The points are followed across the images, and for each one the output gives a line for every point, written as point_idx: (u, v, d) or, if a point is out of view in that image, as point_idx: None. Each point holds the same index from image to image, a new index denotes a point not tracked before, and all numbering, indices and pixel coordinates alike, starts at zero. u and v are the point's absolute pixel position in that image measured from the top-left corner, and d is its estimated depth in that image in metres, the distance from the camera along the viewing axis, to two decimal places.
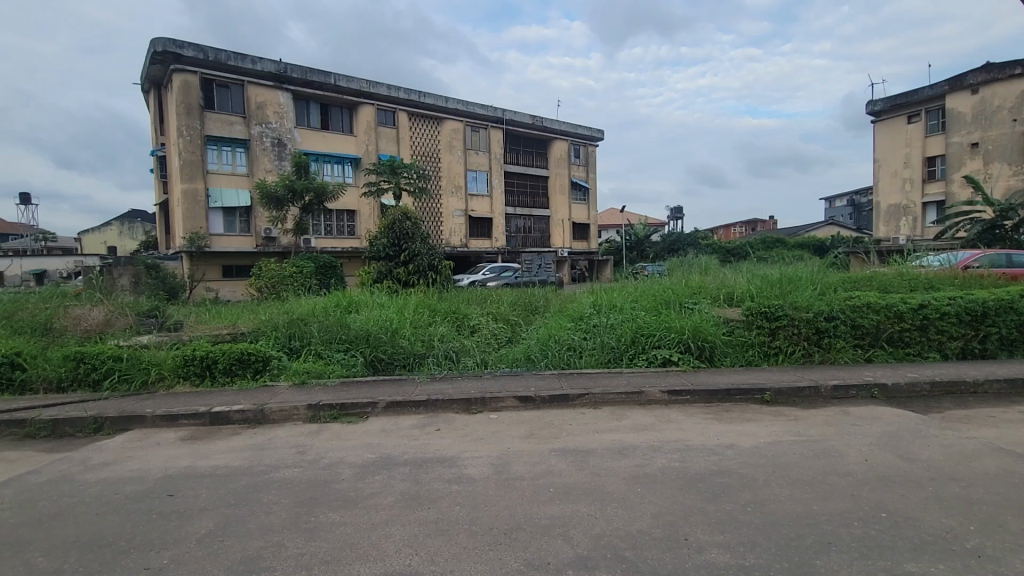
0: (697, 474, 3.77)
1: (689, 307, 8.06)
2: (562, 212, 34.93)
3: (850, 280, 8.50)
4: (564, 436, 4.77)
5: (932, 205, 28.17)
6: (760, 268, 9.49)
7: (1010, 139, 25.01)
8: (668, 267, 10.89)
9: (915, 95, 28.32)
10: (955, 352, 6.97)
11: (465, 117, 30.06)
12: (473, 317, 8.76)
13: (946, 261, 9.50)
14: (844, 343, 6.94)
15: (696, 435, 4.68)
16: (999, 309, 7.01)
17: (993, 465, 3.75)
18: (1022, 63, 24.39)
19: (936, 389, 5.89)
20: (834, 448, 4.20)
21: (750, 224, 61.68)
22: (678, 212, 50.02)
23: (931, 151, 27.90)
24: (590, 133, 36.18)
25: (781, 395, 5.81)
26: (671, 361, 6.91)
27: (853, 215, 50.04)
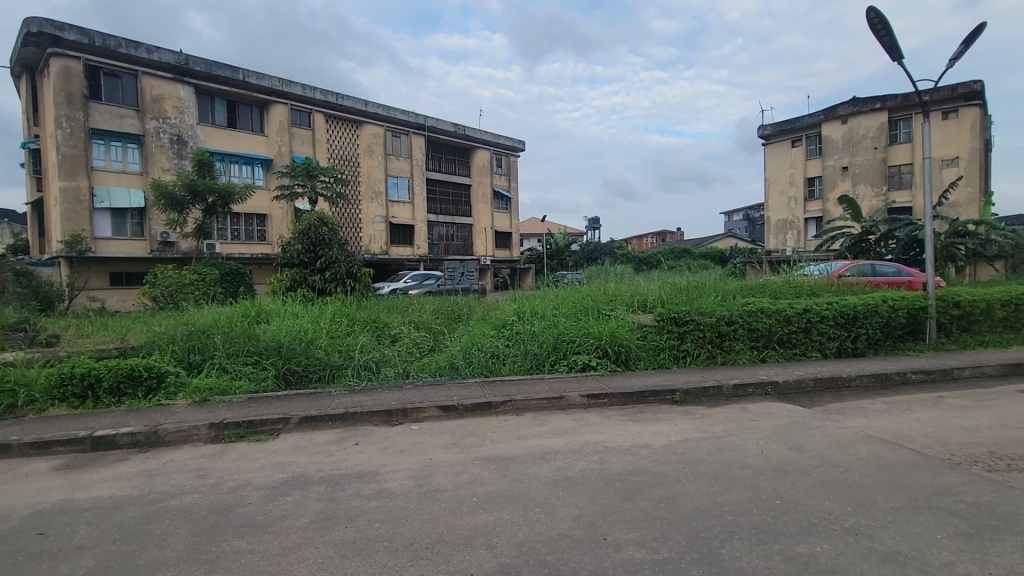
0: (614, 474, 3.93)
1: (607, 313, 8.42)
2: (484, 221, 35.15)
3: (747, 288, 9.31)
4: (487, 444, 4.78)
5: (812, 221, 31.59)
6: (669, 276, 10.16)
7: (872, 164, 28.49)
8: (587, 275, 11.32)
9: (797, 123, 31.72)
10: (834, 351, 7.84)
11: (386, 121, 29.44)
12: (394, 326, 8.56)
13: (824, 270, 10.71)
14: (742, 344, 7.58)
15: (613, 436, 4.89)
16: (868, 312, 7.99)
17: (865, 451, 4.27)
18: (880, 99, 28.08)
19: (818, 384, 6.59)
20: (735, 443, 4.56)
21: (660, 236, 65.74)
22: (595, 223, 52.22)
23: (811, 173, 31.35)
24: (513, 143, 36.79)
25: (689, 395, 6.22)
26: (590, 365, 7.18)
27: (748, 228, 54.95)
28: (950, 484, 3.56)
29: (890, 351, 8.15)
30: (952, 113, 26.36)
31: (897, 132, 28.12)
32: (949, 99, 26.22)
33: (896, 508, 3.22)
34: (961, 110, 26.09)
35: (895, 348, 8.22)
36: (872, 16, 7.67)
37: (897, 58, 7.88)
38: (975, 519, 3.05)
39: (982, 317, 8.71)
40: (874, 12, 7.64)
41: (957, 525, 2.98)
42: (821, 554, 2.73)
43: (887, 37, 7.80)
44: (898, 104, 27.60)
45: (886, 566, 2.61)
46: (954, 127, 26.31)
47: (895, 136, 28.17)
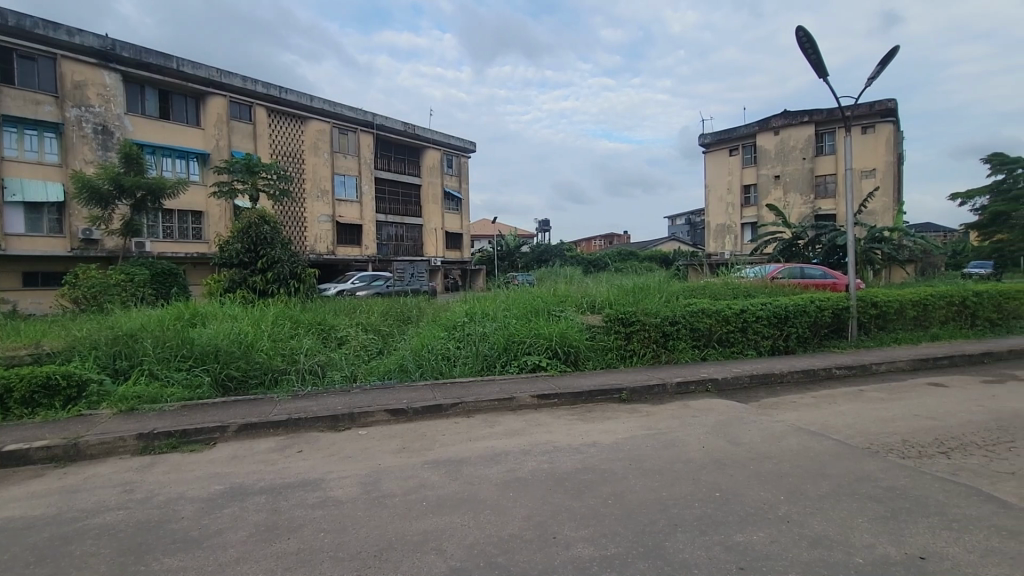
0: (564, 473, 3.99)
1: (557, 314, 8.55)
2: (434, 221, 34.79)
3: (689, 289, 9.71)
4: (437, 447, 4.74)
5: (748, 226, 33.34)
6: (616, 278, 10.45)
7: (801, 174, 30.42)
8: (537, 276, 11.47)
9: (734, 133, 33.40)
10: (767, 349, 8.30)
11: (332, 118, 28.57)
12: (341, 328, 8.31)
13: (759, 273, 11.34)
14: (684, 343, 7.89)
15: (562, 435, 4.97)
16: (798, 313, 8.53)
17: (796, 442, 4.56)
18: (808, 113, 30.04)
19: (754, 380, 6.97)
20: (678, 439, 4.74)
21: (608, 239, 67.43)
22: (545, 225, 52.87)
23: (747, 180, 33.07)
24: (464, 144, 36.63)
25: (636, 394, 6.41)
26: (541, 366, 7.26)
27: (689, 232, 57.36)
28: (870, 471, 3.85)
29: (818, 349, 8.73)
30: (870, 129, 28.59)
31: (823, 144, 30.16)
32: (867, 115, 28.42)
33: (823, 495, 3.46)
34: (877, 125, 28.34)
35: (821, 346, 8.80)
36: (800, 35, 8.20)
37: (823, 75, 8.46)
38: (890, 502, 3.33)
39: (896, 316, 9.48)
40: (803, 31, 8.17)
41: (874, 509, 3.24)
42: (757, 542, 2.89)
43: (814, 55, 8.36)
44: (824, 119, 29.64)
45: (814, 550, 2.80)
46: (872, 141, 28.54)
47: (821, 148, 30.21)
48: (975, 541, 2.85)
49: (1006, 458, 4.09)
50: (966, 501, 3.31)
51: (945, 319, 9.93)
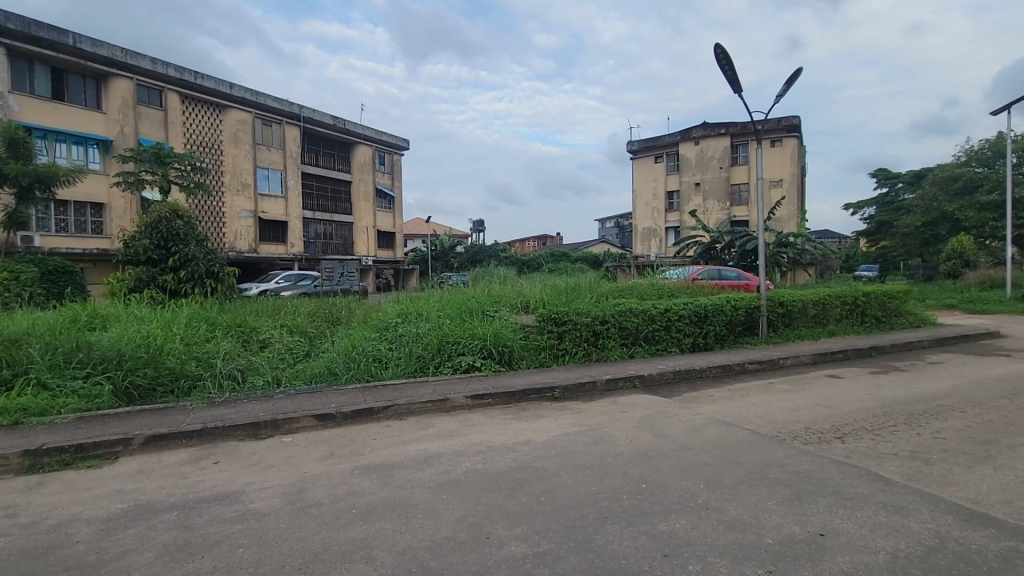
0: (498, 472, 4.01)
1: (491, 314, 8.57)
2: (366, 220, 33.75)
3: (618, 290, 10.09)
4: (368, 452, 4.60)
5: (672, 230, 35.16)
6: (549, 278, 10.67)
7: (718, 182, 32.50)
8: (471, 276, 11.45)
9: (659, 141, 35.07)
10: (689, 346, 8.80)
11: (255, 108, 26.96)
12: (264, 330, 7.87)
13: (681, 275, 11.99)
14: (614, 342, 8.18)
15: (496, 435, 4.99)
16: (717, 312, 9.09)
17: (714, 433, 4.86)
18: (725, 126, 32.16)
19: (677, 376, 7.36)
20: (608, 434, 4.90)
21: (541, 241, 68.52)
22: (480, 225, 52.87)
23: (670, 187, 34.85)
24: (397, 141, 35.81)
25: (568, 392, 6.56)
26: (475, 366, 7.25)
27: (618, 235, 59.53)
28: (778, 457, 4.18)
29: (733, 345, 9.35)
30: (778, 142, 31.05)
31: (738, 155, 32.40)
32: (776, 130, 30.84)
33: (737, 482, 3.71)
34: (784, 139, 30.83)
35: (736, 342, 9.44)
36: (718, 51, 8.75)
37: (739, 91, 9.07)
38: (794, 485, 3.63)
39: (800, 315, 10.35)
40: (720, 48, 8.73)
41: (783, 492, 3.51)
42: (680, 529, 3.05)
43: (731, 71, 8.94)
44: (738, 131, 31.82)
45: (730, 533, 3.00)
46: (779, 154, 31.00)
47: (736, 158, 32.42)
48: (865, 516, 3.17)
49: (890, 440, 4.59)
50: (858, 481, 3.68)
51: (840, 317, 10.98)
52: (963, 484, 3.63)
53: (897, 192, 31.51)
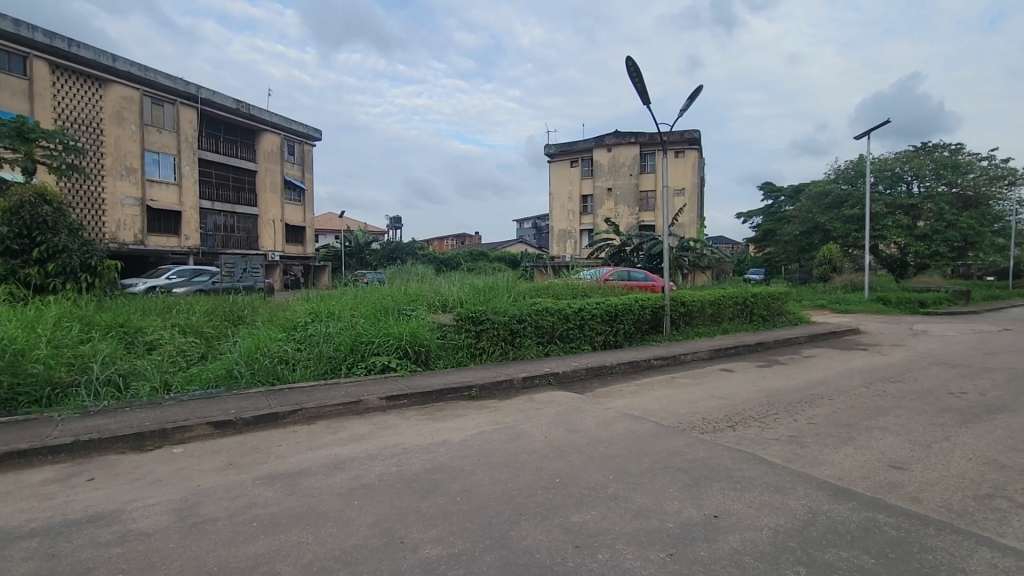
0: (412, 474, 3.93)
1: (407, 314, 8.39)
2: (272, 213, 31.64)
3: (535, 289, 10.29)
4: (272, 460, 4.32)
5: (586, 232, 36.49)
6: (468, 277, 10.63)
7: (629, 188, 34.22)
8: (387, 275, 11.11)
9: (575, 146, 36.22)
10: (600, 344, 9.19)
11: (143, 84, 24.31)
12: (152, 331, 7.13)
13: (594, 275, 12.46)
14: (530, 340, 8.32)
15: (411, 436, 4.89)
16: (626, 311, 9.58)
17: (623, 426, 5.11)
18: (635, 135, 33.95)
19: (589, 372, 7.65)
20: (523, 431, 4.99)
21: (459, 239, 68.25)
22: (397, 222, 51.61)
23: (585, 191, 36.16)
24: (309, 131, 33.92)
25: (484, 390, 6.59)
26: (389, 366, 7.05)
27: (536, 236, 60.68)
28: (679, 447, 4.48)
29: (640, 342, 9.90)
30: (681, 153, 33.33)
31: (646, 163, 34.32)
32: (679, 142, 33.10)
33: (643, 471, 3.94)
34: (687, 151, 33.15)
35: (643, 340, 9.99)
36: (629, 64, 9.20)
37: (647, 102, 9.61)
38: (692, 472, 3.92)
39: (698, 314, 11.17)
40: (631, 61, 9.18)
41: (683, 479, 3.77)
42: (591, 520, 3.18)
43: (640, 83, 9.44)
44: (647, 141, 33.74)
45: (636, 520, 3.17)
46: (682, 164, 33.27)
47: (644, 166, 34.32)
48: (752, 497, 3.49)
49: (773, 427, 5.10)
50: (746, 465, 4.04)
51: (733, 317, 12.01)
52: (830, 463, 4.12)
53: (780, 204, 35.06)
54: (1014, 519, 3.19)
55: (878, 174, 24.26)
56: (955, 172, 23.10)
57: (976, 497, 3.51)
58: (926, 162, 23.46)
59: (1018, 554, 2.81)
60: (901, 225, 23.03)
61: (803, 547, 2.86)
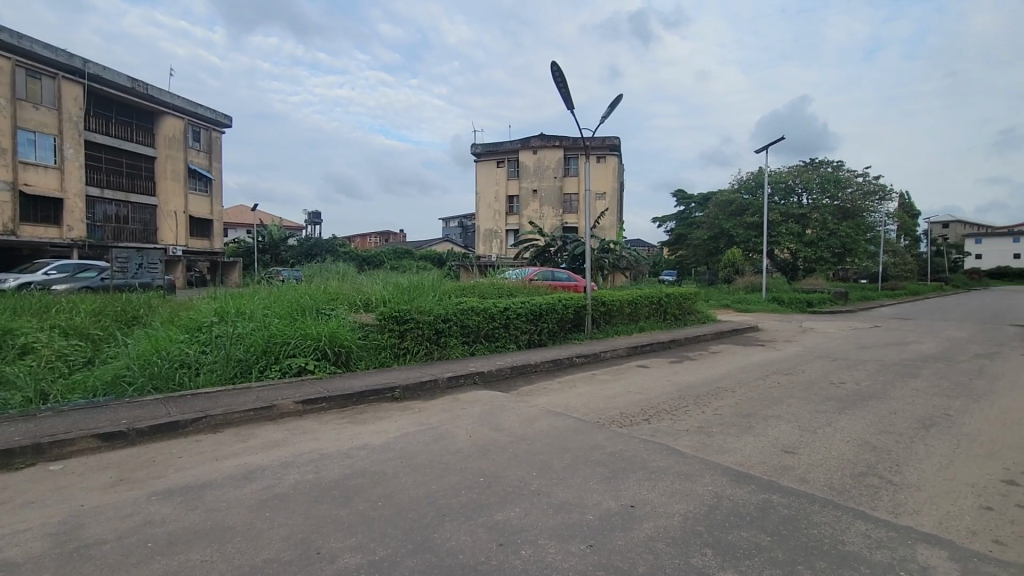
0: (330, 481, 3.76)
1: (326, 313, 8.04)
2: (174, 204, 28.99)
3: (461, 288, 10.25)
4: (171, 473, 3.95)
5: (511, 232, 36.88)
6: (391, 276, 10.39)
7: (553, 190, 35.03)
8: (305, 272, 10.58)
9: (501, 147, 36.45)
10: (525, 342, 9.33)
11: (15, 53, 21.41)
12: (24, 334, 6.29)
13: (519, 275, 12.64)
14: (455, 339, 8.26)
15: (329, 441, 4.69)
16: (550, 310, 9.79)
17: (546, 423, 5.21)
18: (559, 138, 34.83)
19: (514, 371, 7.74)
20: (448, 432, 4.94)
21: (383, 236, 66.54)
22: (316, 217, 49.32)
23: (511, 191, 36.50)
24: (218, 117, 31.48)
25: (408, 391, 6.45)
26: (306, 369, 6.71)
27: (462, 235, 60.47)
28: (598, 441, 4.64)
29: (564, 341, 10.16)
30: (602, 158, 34.64)
31: (569, 167, 35.30)
32: (600, 147, 34.41)
33: (565, 466, 4.04)
34: (607, 156, 34.51)
35: (566, 338, 10.27)
36: (554, 69, 9.41)
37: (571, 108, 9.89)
38: (611, 465, 4.08)
39: (618, 313, 11.67)
40: (556, 66, 9.40)
41: (602, 472, 3.92)
42: (515, 518, 3.21)
43: (564, 88, 9.68)
44: (570, 145, 34.76)
45: (558, 515, 3.24)
46: (603, 169, 34.59)
47: (568, 170, 35.28)
48: (665, 486, 3.69)
49: (683, 419, 5.44)
50: (660, 456, 4.28)
51: (648, 316, 12.65)
52: (733, 451, 4.45)
53: (691, 211, 37.49)
54: (883, 494, 3.63)
55: (774, 186, 26.63)
56: (837, 186, 25.92)
57: (853, 475, 3.95)
58: (813, 176, 26.10)
59: (886, 524, 3.19)
60: (793, 232, 25.46)
61: (709, 530, 3.07)
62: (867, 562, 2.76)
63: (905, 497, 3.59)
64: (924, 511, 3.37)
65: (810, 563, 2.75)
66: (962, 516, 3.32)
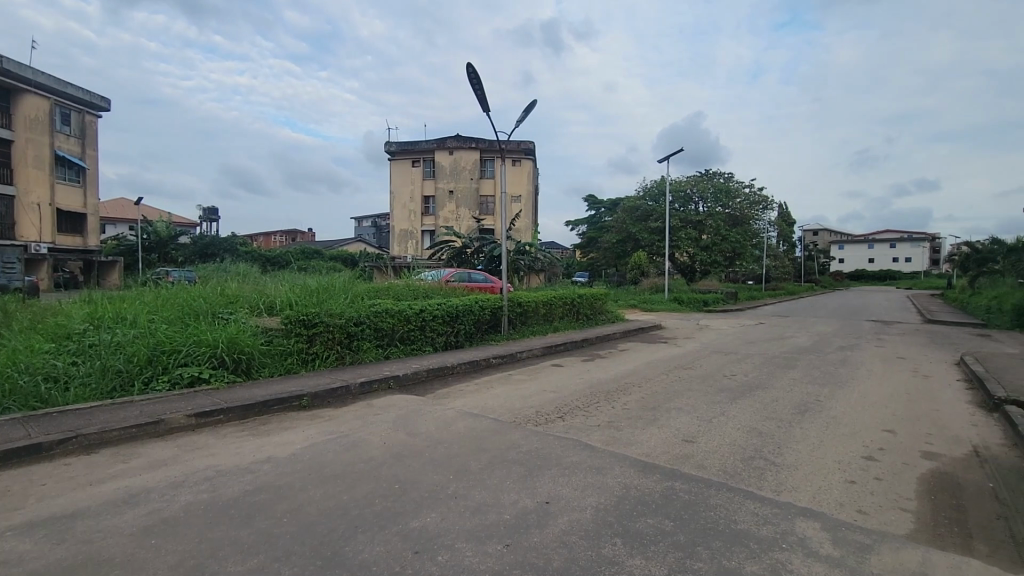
0: (229, 500, 3.47)
1: (223, 317, 7.43)
2: (37, 194, 25.34)
3: (373, 290, 9.92)
4: (31, 504, 3.44)
5: (427, 233, 36.38)
6: (297, 277, 9.82)
7: (469, 192, 35.08)
8: (199, 273, 9.71)
9: (416, 146, 35.84)
10: (441, 344, 9.23)
11: None
12: None
13: (435, 276, 12.50)
14: (368, 343, 7.98)
15: (228, 456, 4.34)
16: (466, 311, 9.77)
17: (463, 426, 5.19)
18: (474, 141, 34.95)
19: (430, 374, 7.62)
20: (361, 439, 4.76)
21: (290, 236, 62.87)
22: (212, 213, 45.41)
23: (427, 192, 35.97)
24: (94, 99, 28.06)
25: (317, 398, 6.12)
26: (200, 378, 6.13)
27: (375, 235, 58.78)
28: (515, 440, 4.71)
29: (480, 342, 10.19)
30: (517, 162, 35.26)
31: (485, 169, 35.55)
32: (516, 151, 35.05)
33: (480, 467, 4.05)
34: (522, 160, 35.20)
35: (483, 339, 10.31)
36: (469, 71, 9.41)
37: (487, 110, 9.94)
38: (526, 463, 4.14)
39: (533, 314, 11.92)
40: (471, 68, 9.40)
41: (518, 470, 3.98)
42: (431, 523, 3.15)
43: (480, 90, 9.71)
44: (486, 147, 35.03)
45: (475, 517, 3.23)
46: (518, 173, 35.20)
47: (484, 172, 35.52)
48: (578, 480, 3.82)
49: (595, 414, 5.66)
50: (573, 451, 4.43)
51: (562, 316, 13.05)
52: (639, 443, 4.70)
53: (601, 215, 39.28)
54: (767, 474, 4.02)
55: (675, 194, 28.64)
56: (728, 196, 28.43)
57: (743, 459, 4.33)
58: (707, 186, 28.53)
59: (770, 502, 3.53)
60: (691, 237, 27.57)
61: (619, 520, 3.22)
62: (756, 538, 3.03)
63: (786, 476, 3.99)
64: (801, 488, 3.78)
65: (707, 543, 2.97)
66: (831, 490, 3.76)
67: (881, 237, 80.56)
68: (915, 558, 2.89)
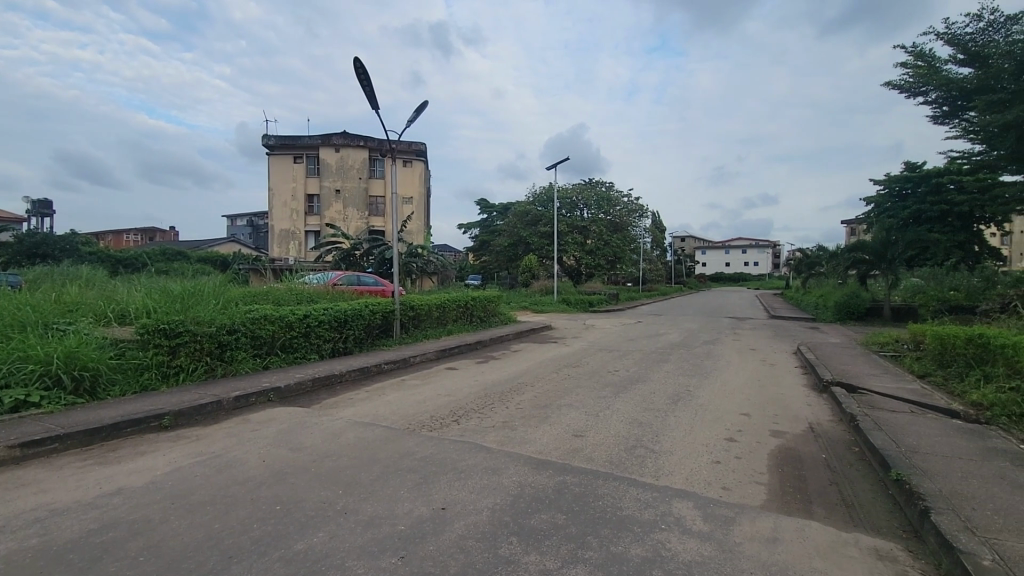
0: (70, 542, 2.97)
1: (58, 328, 6.33)
2: None
3: (249, 295, 9.09)
4: None
5: (311, 234, 34.27)
6: (156, 281, 8.68)
7: (357, 192, 33.71)
8: (24, 278, 8.18)
9: (298, 141, 33.57)
10: (328, 351, 8.72)
11: None
12: None
13: (320, 279, 11.78)
14: (243, 353, 7.29)
15: (66, 491, 3.70)
16: (355, 316, 9.31)
17: (353, 436, 4.94)
18: (363, 139, 33.63)
19: (315, 383, 7.14)
20: (235, 459, 4.31)
21: (146, 235, 55.70)
22: (45, 207, 38.72)
23: (310, 190, 33.83)
24: None
25: (181, 418, 5.45)
26: (27, 403, 5.16)
27: (252, 235, 54.19)
28: (409, 447, 4.59)
29: (370, 347, 9.78)
30: (408, 163, 34.59)
31: (375, 169, 34.35)
32: (406, 152, 34.37)
33: (373, 478, 3.88)
34: (414, 161, 34.58)
35: (374, 345, 9.91)
36: (357, 65, 9.03)
37: (376, 107, 9.61)
38: (421, 470, 4.05)
39: (426, 317, 11.72)
40: (359, 63, 9.03)
41: (413, 479, 3.87)
42: (318, 543, 2.95)
43: (369, 87, 9.36)
44: (376, 147, 33.92)
45: (368, 531, 3.10)
46: (410, 174, 34.53)
47: (373, 171, 34.33)
48: (474, 482, 3.82)
49: (490, 416, 5.72)
50: (469, 454, 4.42)
51: (455, 319, 13.00)
52: (533, 441, 4.83)
53: (493, 219, 39.91)
54: (648, 462, 4.33)
55: (562, 201, 30.02)
56: (609, 204, 30.44)
57: (627, 450, 4.62)
58: (591, 195, 30.25)
59: (651, 487, 3.81)
60: (577, 242, 29.05)
61: (515, 518, 3.27)
62: (639, 522, 3.25)
63: (665, 462, 4.33)
64: (676, 472, 4.12)
65: (597, 532, 3.13)
66: (702, 472, 4.14)
67: (736, 244, 91.27)
68: (769, 525, 3.29)
